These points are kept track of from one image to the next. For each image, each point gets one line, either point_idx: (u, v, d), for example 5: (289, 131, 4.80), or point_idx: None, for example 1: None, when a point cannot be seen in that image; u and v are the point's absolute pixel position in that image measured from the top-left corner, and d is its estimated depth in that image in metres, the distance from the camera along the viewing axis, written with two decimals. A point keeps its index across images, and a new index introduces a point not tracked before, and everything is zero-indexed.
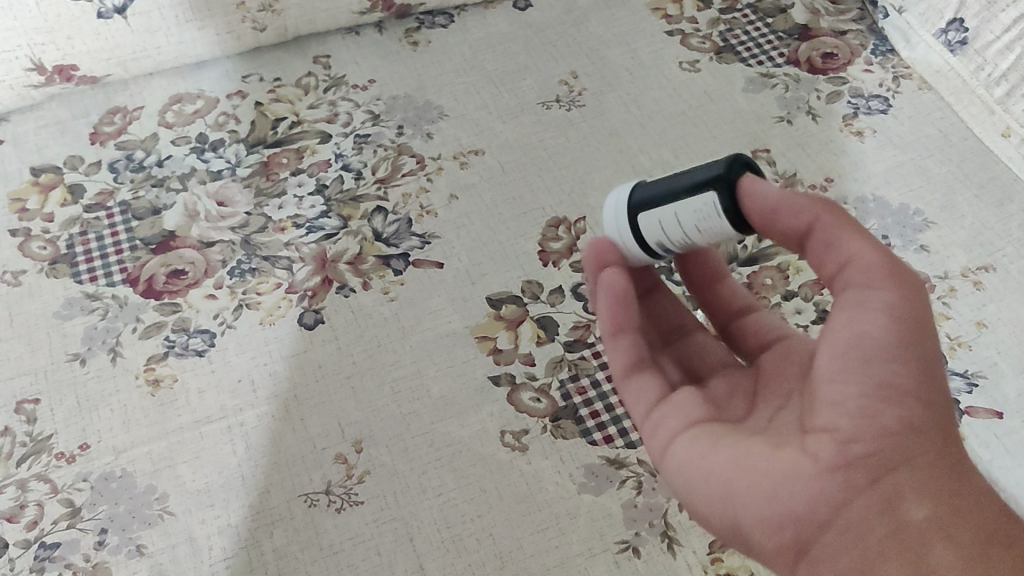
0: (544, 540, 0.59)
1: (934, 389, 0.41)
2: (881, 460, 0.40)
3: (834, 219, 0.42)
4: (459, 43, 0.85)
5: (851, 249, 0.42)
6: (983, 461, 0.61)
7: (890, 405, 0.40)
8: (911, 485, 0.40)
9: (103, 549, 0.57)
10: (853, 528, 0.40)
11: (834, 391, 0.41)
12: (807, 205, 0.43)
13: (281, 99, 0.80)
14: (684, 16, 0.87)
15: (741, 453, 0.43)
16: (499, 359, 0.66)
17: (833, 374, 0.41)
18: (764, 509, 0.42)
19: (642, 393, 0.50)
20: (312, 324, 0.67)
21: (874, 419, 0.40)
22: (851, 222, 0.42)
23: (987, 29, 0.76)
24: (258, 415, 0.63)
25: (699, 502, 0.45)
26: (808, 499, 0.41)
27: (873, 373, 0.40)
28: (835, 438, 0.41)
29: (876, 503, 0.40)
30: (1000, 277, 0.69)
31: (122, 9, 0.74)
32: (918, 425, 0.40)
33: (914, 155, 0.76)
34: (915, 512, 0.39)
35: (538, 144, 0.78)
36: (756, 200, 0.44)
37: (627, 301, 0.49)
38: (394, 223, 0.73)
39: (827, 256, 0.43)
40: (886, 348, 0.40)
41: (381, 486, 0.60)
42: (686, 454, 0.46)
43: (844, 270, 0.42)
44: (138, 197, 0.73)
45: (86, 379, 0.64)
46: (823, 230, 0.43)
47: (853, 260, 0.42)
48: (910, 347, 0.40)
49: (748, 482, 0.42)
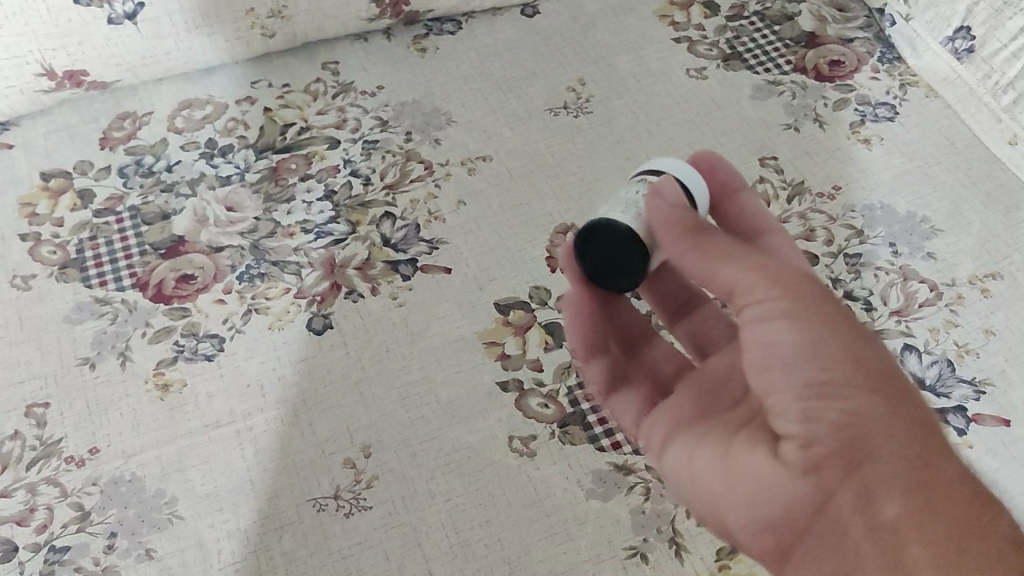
0: (551, 546, 0.59)
1: (874, 373, 0.43)
2: (843, 459, 0.43)
3: (702, 256, 0.46)
4: (467, 50, 0.85)
5: (729, 278, 0.45)
6: (991, 468, 0.61)
7: (832, 402, 0.42)
8: (883, 483, 0.42)
9: (113, 553, 0.58)
10: (832, 528, 0.43)
11: (779, 399, 0.45)
12: (674, 239, 0.47)
13: (290, 105, 0.80)
14: (691, 23, 0.87)
15: (725, 457, 0.48)
16: (507, 364, 0.66)
17: (769, 386, 0.45)
18: (750, 515, 0.46)
19: (625, 408, 0.57)
20: (320, 329, 0.67)
21: (822, 418, 0.43)
22: (719, 252, 0.45)
23: (993, 38, 0.75)
24: (267, 420, 0.64)
25: (695, 503, 0.50)
26: (786, 504, 0.44)
27: (803, 375, 0.43)
28: (797, 443, 0.44)
29: (850, 503, 0.43)
30: (1007, 285, 0.70)
31: (133, 15, 0.74)
32: (869, 415, 0.42)
33: (921, 163, 0.77)
34: (886, 510, 0.42)
35: (545, 151, 0.78)
36: (644, 217, 0.49)
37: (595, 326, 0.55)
38: (403, 228, 0.73)
39: (716, 283, 0.46)
40: (800, 352, 0.43)
41: (389, 491, 0.61)
42: (680, 463, 0.51)
43: (732, 296, 0.45)
44: (148, 202, 0.74)
45: (95, 383, 0.64)
46: (688, 262, 0.46)
47: (736, 286, 0.45)
48: (825, 340, 0.43)
49: (728, 488, 0.47)
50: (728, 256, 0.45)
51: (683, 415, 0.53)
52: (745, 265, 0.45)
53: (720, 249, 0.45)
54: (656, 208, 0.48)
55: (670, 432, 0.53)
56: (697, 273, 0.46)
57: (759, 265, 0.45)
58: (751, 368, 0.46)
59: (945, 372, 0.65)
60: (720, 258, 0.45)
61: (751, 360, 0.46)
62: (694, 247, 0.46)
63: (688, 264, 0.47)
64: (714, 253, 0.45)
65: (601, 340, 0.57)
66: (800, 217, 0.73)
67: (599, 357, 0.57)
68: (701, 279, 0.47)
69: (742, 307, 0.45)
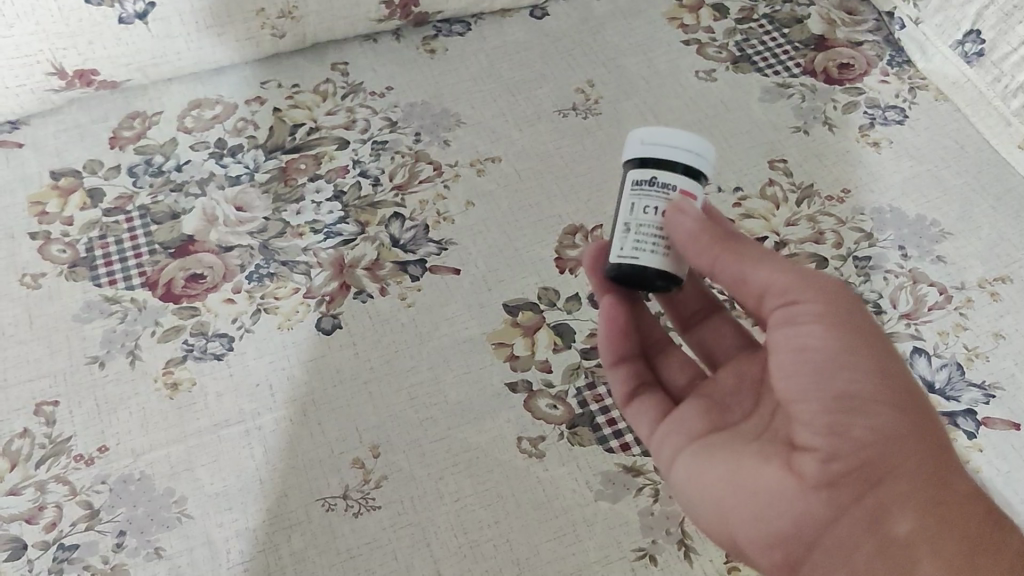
0: (560, 547, 0.59)
1: (897, 391, 0.45)
2: (862, 475, 0.44)
3: (735, 261, 0.47)
4: (476, 51, 0.85)
5: (761, 280, 0.47)
6: (1001, 472, 0.61)
7: (858, 418, 0.44)
8: (895, 500, 0.44)
9: (122, 552, 0.58)
10: (840, 543, 0.44)
11: (804, 408, 0.45)
12: (709, 250, 0.47)
13: (299, 105, 0.80)
14: (700, 26, 0.87)
15: (736, 462, 0.47)
16: (516, 365, 0.66)
17: (796, 394, 0.45)
18: (756, 529, 0.46)
19: (643, 414, 0.54)
20: (329, 329, 0.67)
21: (846, 433, 0.44)
22: (748, 258, 0.47)
23: (1004, 41, 0.75)
24: (276, 419, 0.64)
25: (698, 516, 0.50)
26: (798, 518, 0.45)
27: (832, 388, 0.44)
28: (819, 458, 0.44)
29: (863, 518, 0.44)
30: (1016, 288, 0.70)
31: (143, 14, 0.74)
32: (890, 432, 0.44)
33: (931, 166, 0.77)
34: (898, 526, 0.43)
35: (555, 152, 0.78)
36: (669, 233, 0.48)
37: (624, 332, 0.54)
38: (411, 229, 0.73)
39: (748, 283, 0.47)
40: (832, 362, 0.44)
41: (398, 491, 0.61)
42: (685, 466, 0.50)
43: (764, 298, 0.47)
44: (157, 202, 0.74)
45: (105, 382, 0.64)
46: (721, 268, 0.47)
47: (768, 288, 0.47)
48: (855, 352, 0.45)
49: (738, 502, 0.46)
50: (761, 260, 0.47)
51: (693, 421, 0.52)
52: (779, 270, 0.47)
53: (752, 251, 0.47)
54: (679, 223, 0.47)
55: (676, 443, 0.52)
56: (726, 274, 0.48)
57: (796, 274, 0.46)
58: (778, 374, 0.46)
59: (955, 375, 0.65)
60: (753, 260, 0.47)
61: (778, 366, 0.46)
62: (727, 250, 0.47)
63: (718, 267, 0.47)
64: (745, 257, 0.47)
65: (629, 345, 0.55)
66: (809, 220, 0.73)
67: (626, 361, 0.56)
68: (731, 284, 0.48)
69: (774, 313, 0.47)
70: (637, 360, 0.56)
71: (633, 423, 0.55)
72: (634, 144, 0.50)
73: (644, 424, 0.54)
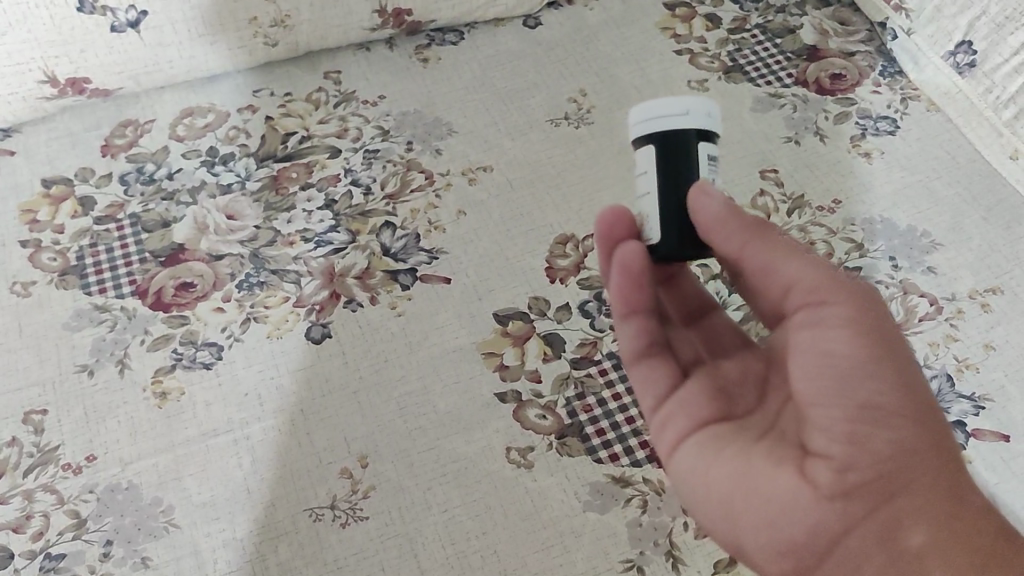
0: (548, 558, 0.59)
1: (918, 404, 0.44)
2: (876, 488, 0.44)
3: (763, 247, 0.48)
4: (469, 60, 0.85)
5: (789, 273, 0.47)
6: (990, 485, 0.61)
7: (877, 429, 0.43)
8: (907, 514, 0.44)
9: (109, 561, 0.58)
10: (850, 556, 0.44)
11: (823, 412, 0.44)
12: (738, 233, 0.48)
13: (293, 113, 0.81)
14: (693, 35, 0.87)
15: (741, 465, 0.47)
16: (505, 375, 0.66)
17: (815, 398, 0.45)
18: (767, 535, 0.46)
19: (652, 380, 0.53)
20: (319, 338, 0.67)
21: (865, 445, 0.43)
22: (776, 247, 0.48)
23: (995, 52, 0.75)
24: (265, 429, 0.63)
25: (703, 516, 0.49)
26: (811, 529, 0.44)
27: (857, 397, 0.44)
28: (833, 469, 0.44)
29: (873, 533, 0.44)
30: (1008, 300, 0.69)
31: (135, 23, 0.75)
32: (907, 445, 0.44)
33: (923, 177, 0.77)
34: (909, 540, 0.43)
35: (546, 162, 0.78)
36: (695, 216, 0.48)
37: (639, 283, 0.51)
38: (403, 238, 0.73)
39: (775, 274, 0.48)
40: (858, 371, 0.44)
41: (386, 501, 0.60)
42: (689, 460, 0.49)
43: (789, 291, 0.48)
44: (149, 210, 0.74)
45: (94, 391, 0.64)
46: (753, 254, 0.48)
47: (797, 281, 0.47)
48: (881, 361, 0.44)
49: (748, 507, 0.46)
50: (790, 254, 0.48)
51: (699, 410, 0.51)
52: (807, 264, 0.47)
53: (783, 244, 0.48)
54: (707, 207, 0.48)
55: (682, 433, 0.51)
56: (754, 261, 0.48)
57: (825, 271, 0.47)
58: (798, 375, 0.46)
59: (945, 386, 0.65)
60: (782, 253, 0.48)
61: (803, 368, 0.45)
62: (756, 237, 0.48)
63: (747, 252, 0.48)
64: (780, 249, 0.48)
65: (644, 298, 0.52)
66: (801, 230, 0.73)
67: (637, 316, 0.52)
68: (757, 273, 0.49)
69: (799, 306, 0.47)
70: (651, 320, 0.53)
71: (638, 390, 0.54)
72: (700, 117, 0.49)
73: (651, 395, 0.53)
